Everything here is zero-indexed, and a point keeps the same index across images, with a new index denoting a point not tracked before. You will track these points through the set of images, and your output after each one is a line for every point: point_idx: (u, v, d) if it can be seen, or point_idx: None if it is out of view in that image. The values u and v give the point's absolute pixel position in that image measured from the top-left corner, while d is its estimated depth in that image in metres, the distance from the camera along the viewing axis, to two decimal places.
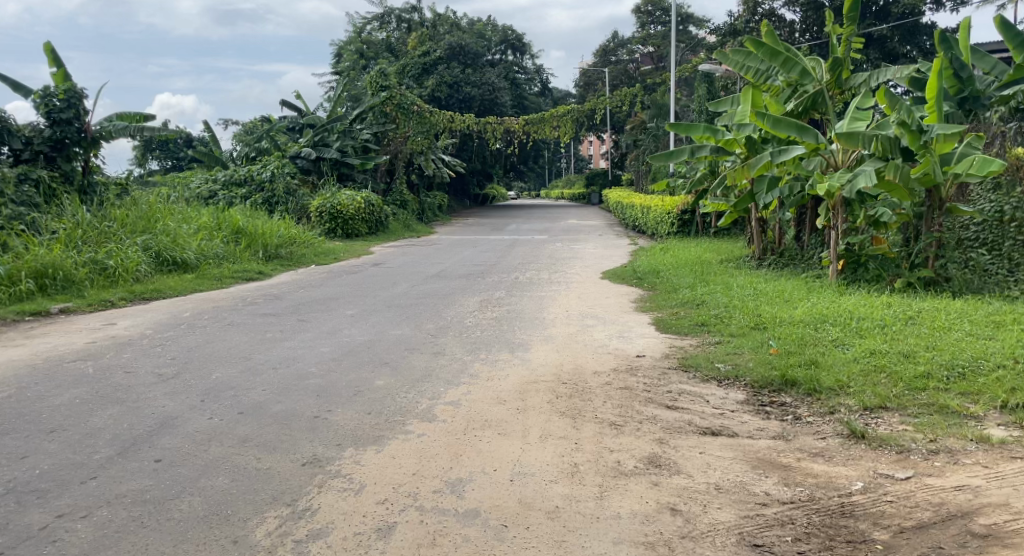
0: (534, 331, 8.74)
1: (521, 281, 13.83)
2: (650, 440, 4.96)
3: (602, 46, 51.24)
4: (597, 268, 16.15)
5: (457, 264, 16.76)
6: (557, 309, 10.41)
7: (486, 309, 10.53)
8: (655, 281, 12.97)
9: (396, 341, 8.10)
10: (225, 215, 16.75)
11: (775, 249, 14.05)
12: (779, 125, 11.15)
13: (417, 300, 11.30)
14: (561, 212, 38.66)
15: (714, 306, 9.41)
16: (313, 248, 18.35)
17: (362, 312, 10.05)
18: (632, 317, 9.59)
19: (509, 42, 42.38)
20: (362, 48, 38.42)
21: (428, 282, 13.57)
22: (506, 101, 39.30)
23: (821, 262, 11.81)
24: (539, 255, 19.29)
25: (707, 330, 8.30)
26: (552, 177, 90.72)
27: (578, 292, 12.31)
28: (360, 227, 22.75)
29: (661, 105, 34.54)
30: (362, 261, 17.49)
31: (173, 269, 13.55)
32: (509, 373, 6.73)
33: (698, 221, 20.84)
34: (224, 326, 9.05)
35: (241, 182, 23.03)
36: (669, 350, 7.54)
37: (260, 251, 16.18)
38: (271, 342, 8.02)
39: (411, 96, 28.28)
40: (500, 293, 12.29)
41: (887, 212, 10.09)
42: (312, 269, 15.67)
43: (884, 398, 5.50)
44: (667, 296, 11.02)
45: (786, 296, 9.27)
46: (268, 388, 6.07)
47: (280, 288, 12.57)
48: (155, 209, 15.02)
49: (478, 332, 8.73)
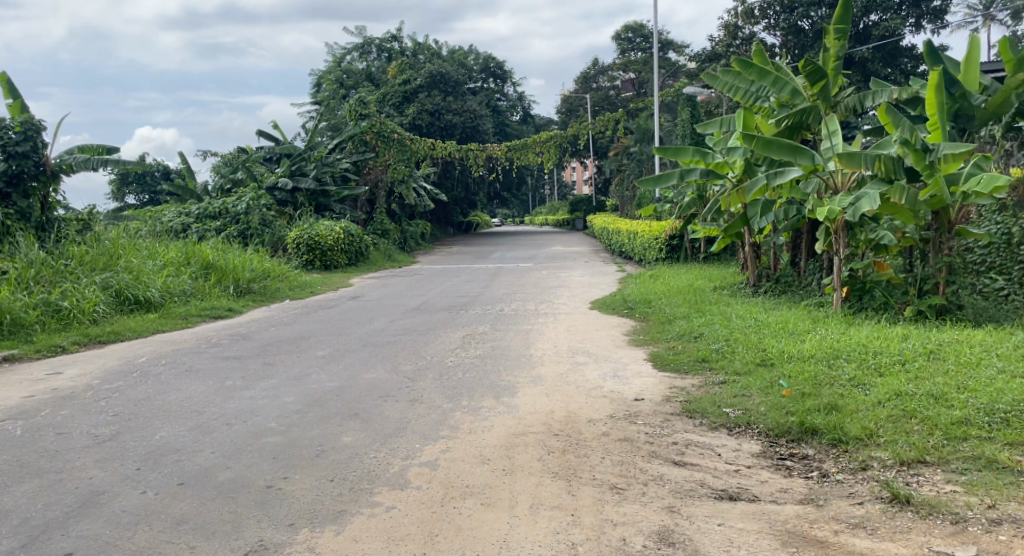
0: (521, 371, 8.05)
1: (507, 313, 13.17)
2: (661, 510, 4.32)
3: (583, 72, 50.66)
4: (585, 297, 15.49)
5: (439, 296, 16.08)
6: (544, 345, 9.72)
7: (469, 346, 9.83)
8: (647, 311, 12.30)
9: (368, 387, 7.39)
10: (195, 249, 16.02)
11: (770, 275, 13.36)
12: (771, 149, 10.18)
13: (394, 337, 10.61)
14: (546, 239, 38.06)
15: (714, 339, 8.74)
16: (290, 281, 17.64)
17: (333, 352, 9.35)
18: (625, 354, 8.91)
19: (490, 70, 41.97)
20: (342, 77, 37.89)
21: (407, 317, 12.87)
22: (488, 128, 38.81)
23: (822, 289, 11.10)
24: (525, 284, 18.62)
25: (709, 368, 7.59)
26: (536, 203, 90.35)
27: (566, 325, 11.63)
28: (339, 259, 22.03)
29: (645, 130, 34.09)
30: (339, 294, 16.78)
31: (134, 308, 12.86)
32: (494, 423, 6.02)
33: (687, 246, 20.22)
34: (181, 373, 8.34)
35: (215, 216, 22.12)
36: (670, 392, 6.84)
37: (232, 286, 15.44)
38: (229, 391, 7.30)
39: (391, 124, 27.72)
40: (483, 326, 11.61)
41: (889, 236, 9.35)
42: (286, 305, 14.96)
43: (922, 450, 4.85)
44: (661, 328, 10.34)
45: (790, 327, 8.60)
46: (217, 450, 5.35)
47: (249, 327, 11.88)
48: (118, 246, 14.30)
49: (460, 373, 8.02)
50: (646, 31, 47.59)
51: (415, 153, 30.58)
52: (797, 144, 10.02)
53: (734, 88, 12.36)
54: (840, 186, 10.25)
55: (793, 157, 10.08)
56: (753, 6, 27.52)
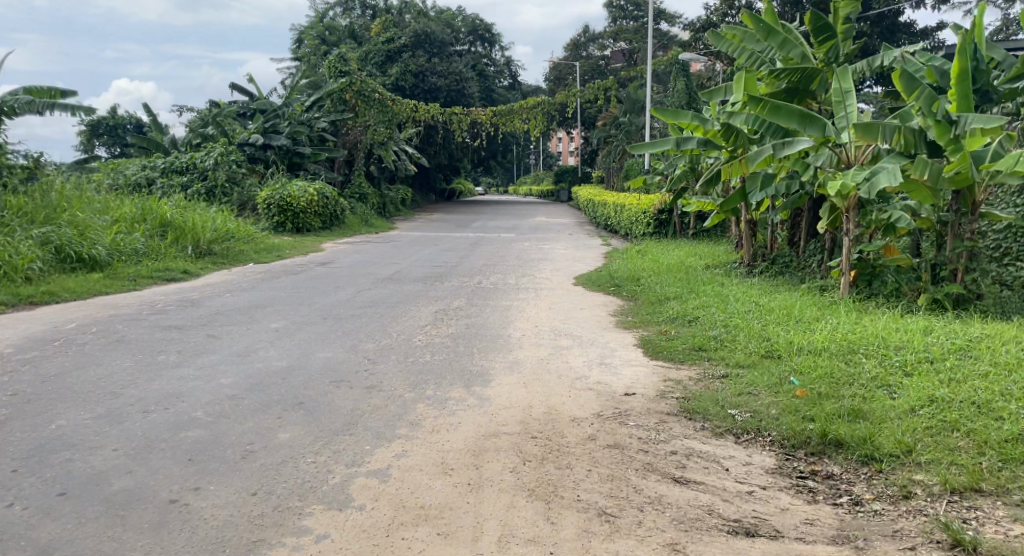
0: (495, 356, 7.19)
1: (484, 286, 12.29)
2: (666, 551, 3.53)
3: (573, 40, 49.49)
4: (568, 272, 14.61)
5: (414, 265, 15.17)
6: (523, 324, 8.86)
7: (441, 322, 8.96)
8: (635, 289, 11.48)
9: (320, 368, 6.49)
10: (152, 205, 14.98)
11: (766, 255, 12.57)
12: (778, 113, 9.34)
13: (359, 309, 9.70)
14: (529, 209, 37.12)
15: (712, 324, 7.90)
16: (256, 243, 16.66)
17: (289, 325, 8.44)
18: (613, 339, 8.06)
19: (478, 32, 40.74)
20: (324, 34, 36.55)
21: (377, 287, 11.96)
22: (473, 92, 37.66)
23: (826, 273, 10.25)
24: (506, 255, 17.73)
25: (707, 359, 6.69)
26: (521, 173, 89.18)
27: (548, 302, 10.77)
28: (312, 221, 20.93)
29: (634, 101, 33.11)
30: (307, 259, 15.82)
31: (77, 267, 11.88)
32: (461, 420, 5.14)
33: (677, 221, 19.36)
34: (111, 344, 7.40)
35: (183, 171, 21.04)
36: (664, 387, 5.97)
37: (190, 246, 14.43)
38: (159, 369, 6.41)
39: (372, 83, 26.51)
40: (457, 301, 10.73)
41: (904, 217, 8.49)
42: (248, 268, 13.99)
43: (976, 475, 4.03)
44: (652, 311, 9.52)
45: (796, 313, 7.80)
46: (122, 448, 4.48)
47: (203, 291, 10.93)
48: (64, 198, 13.28)
49: (427, 355, 7.14)
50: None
51: (397, 114, 29.47)
52: (804, 111, 9.24)
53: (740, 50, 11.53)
54: (855, 159, 9.36)
55: (801, 125, 9.27)
56: None
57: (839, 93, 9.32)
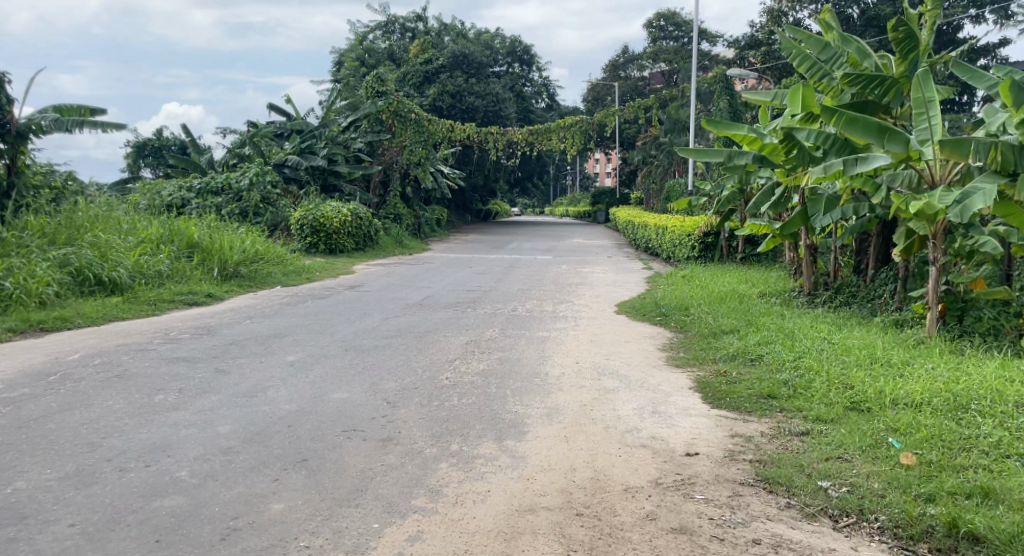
0: (532, 400, 6.30)
1: (521, 314, 11.44)
2: None
3: (612, 61, 48.84)
4: (610, 298, 13.72)
5: (447, 289, 14.36)
6: (563, 361, 7.97)
7: (474, 357, 8.10)
8: (686, 319, 10.67)
9: (332, 413, 5.67)
10: (179, 225, 14.21)
11: (829, 284, 11.93)
12: (852, 126, 8.59)
13: (385, 340, 8.86)
14: (565, 231, 36.29)
15: (782, 368, 7.06)
16: (287, 265, 15.89)
17: (306, 358, 7.60)
18: (664, 380, 7.16)
19: (517, 55, 40.07)
20: (363, 57, 36.10)
21: (407, 314, 11.12)
22: (511, 112, 37.02)
23: (910, 306, 9.42)
24: (543, 279, 16.86)
25: (781, 411, 5.83)
26: (557, 193, 88.36)
27: (590, 334, 9.87)
28: (345, 242, 20.23)
29: (675, 120, 32.40)
30: (338, 282, 15.05)
31: (97, 290, 11.17)
32: (489, 486, 4.31)
33: (723, 244, 18.41)
34: (108, 379, 6.58)
35: (217, 192, 20.41)
36: (732, 445, 5.10)
37: (216, 267, 13.56)
38: (151, 410, 5.60)
39: (409, 103, 25.83)
40: (493, 331, 9.86)
41: (992, 244, 7.71)
42: (277, 292, 13.21)
43: None
44: (708, 347, 8.68)
45: (877, 356, 6.96)
46: (80, 524, 3.79)
47: (226, 316, 10.07)
48: (87, 218, 12.61)
49: (456, 397, 6.29)
50: (679, 19, 45.63)
51: (433, 135, 28.88)
52: (884, 124, 8.49)
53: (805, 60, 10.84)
54: (941, 177, 8.57)
55: (880, 139, 8.52)
56: None
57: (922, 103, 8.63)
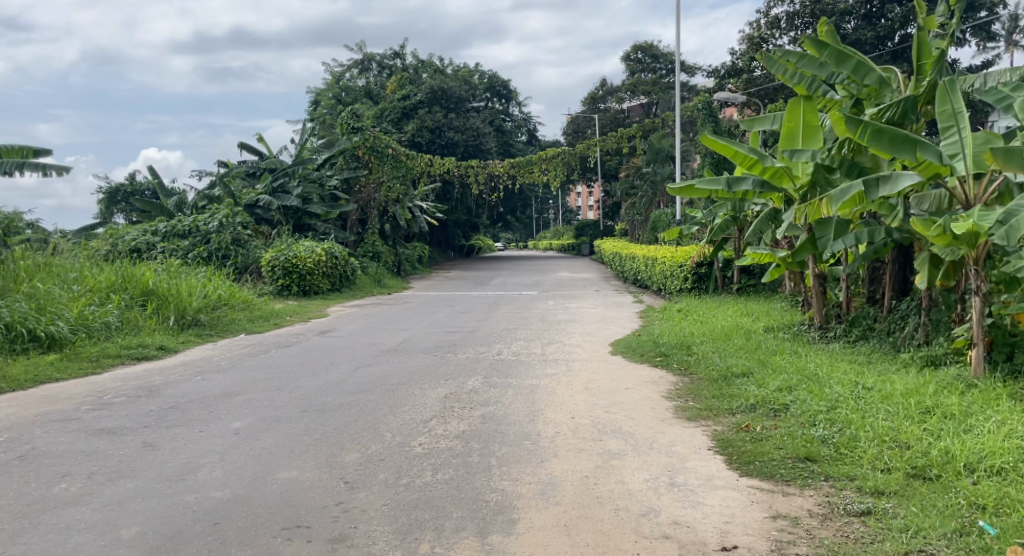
0: (524, 472, 5.21)
1: (508, 358, 10.37)
2: None
3: (591, 94, 48.28)
4: (603, 337, 12.69)
5: (428, 332, 13.23)
6: (557, 417, 6.89)
7: (454, 413, 7.03)
8: (691, 361, 9.70)
9: (276, 500, 4.60)
10: (135, 269, 12.75)
11: (842, 317, 11.04)
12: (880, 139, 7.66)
13: (353, 396, 7.72)
14: (549, 264, 35.28)
15: (815, 421, 6.08)
16: (255, 310, 14.63)
17: (257, 421, 6.44)
18: (676, 440, 6.11)
19: (495, 89, 39.35)
20: (340, 95, 35.15)
21: (380, 363, 9.97)
22: (492, 147, 36.19)
23: (944, 342, 8.56)
24: (530, 317, 15.78)
25: (827, 480, 4.86)
26: (540, 228, 87.49)
27: (586, 380, 8.77)
28: (320, 283, 19.02)
29: (658, 150, 31.76)
30: (308, 327, 13.82)
31: (30, 347, 9.87)
32: None
33: (717, 274, 17.47)
34: (5, 459, 5.39)
35: (184, 235, 19.08)
36: (779, 534, 4.18)
37: (172, 317, 12.05)
38: (45, 504, 4.47)
39: (385, 139, 24.90)
40: (476, 380, 8.75)
41: None
42: (239, 340, 11.94)
43: None
44: (721, 395, 7.68)
45: (926, 407, 5.99)
46: None
47: (175, 372, 8.82)
48: (24, 268, 11.32)
49: (431, 470, 5.24)
50: (657, 51, 45.23)
51: (412, 170, 27.91)
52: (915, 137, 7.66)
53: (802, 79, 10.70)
54: (975, 197, 7.69)
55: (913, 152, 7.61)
56: (777, 18, 26.53)
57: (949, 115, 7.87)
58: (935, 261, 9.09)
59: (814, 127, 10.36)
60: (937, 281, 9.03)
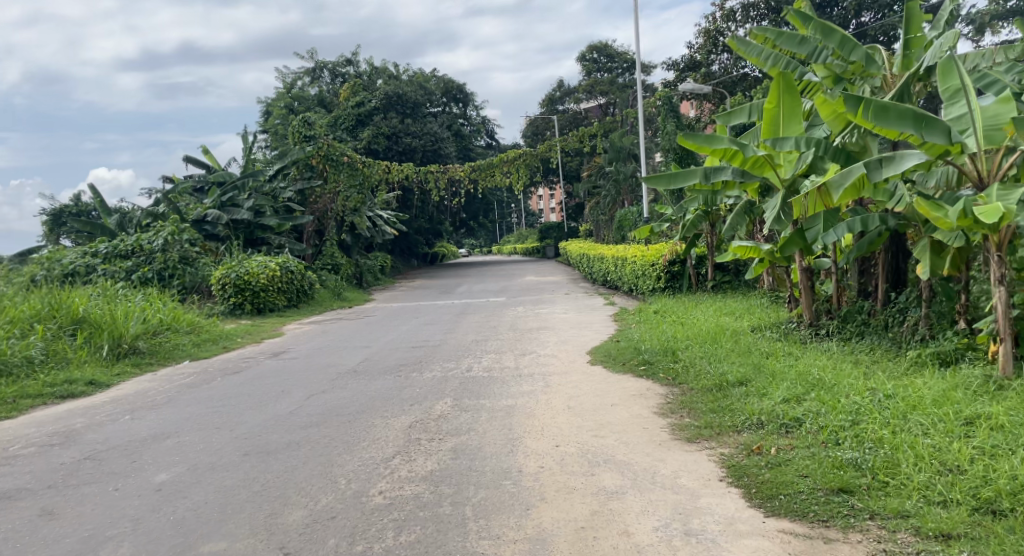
0: (505, 527, 4.35)
1: (478, 375, 9.47)
2: None
3: (548, 95, 47.52)
4: (579, 344, 11.83)
5: (390, 348, 12.27)
6: (539, 447, 6.00)
7: (420, 449, 6.09)
8: (679, 368, 8.84)
9: None
10: (64, 296, 11.64)
11: (833, 313, 10.24)
12: (887, 116, 6.86)
13: (303, 433, 6.77)
14: (515, 268, 34.42)
15: (839, 440, 5.25)
16: (202, 333, 13.56)
17: (186, 471, 5.48)
18: (680, 469, 5.24)
19: (452, 93, 38.44)
20: (292, 104, 34.02)
21: (337, 388, 9.00)
22: (451, 151, 35.24)
23: (956, 337, 7.82)
24: (500, 325, 14.89)
25: (874, 520, 4.20)
26: (502, 233, 86.84)
27: (566, 397, 7.88)
28: (275, 300, 17.93)
29: (620, 148, 31.05)
30: (260, 350, 12.80)
31: None
32: None
33: (691, 272, 16.69)
34: None
35: (127, 255, 17.89)
36: None
37: (106, 347, 10.98)
38: None
39: (340, 146, 23.85)
40: (444, 404, 7.83)
41: None
42: (181, 370, 10.91)
43: None
44: (720, 409, 6.82)
45: (965, 417, 5.20)
46: None
47: (101, 411, 7.79)
48: None
49: (393, 533, 4.34)
50: (612, 50, 44.70)
51: (370, 177, 26.89)
52: (922, 113, 6.85)
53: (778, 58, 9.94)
54: (988, 174, 6.94)
55: (921, 130, 6.84)
56: (733, 10, 25.99)
57: (951, 91, 7.18)
58: (937, 249, 8.33)
59: (795, 110, 9.40)
60: (943, 270, 8.23)
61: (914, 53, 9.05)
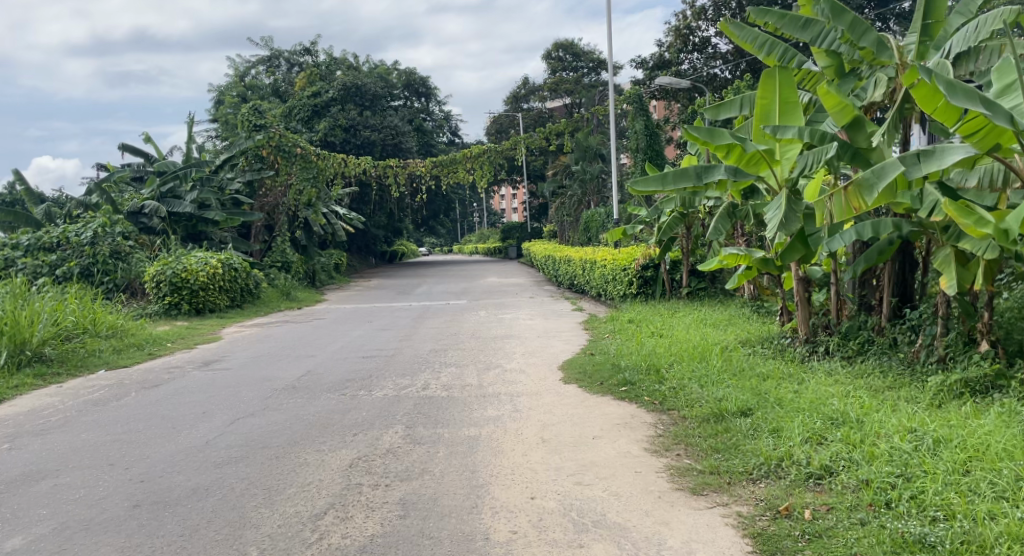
0: None
1: (432, 394, 8.32)
2: None
3: (513, 91, 46.25)
4: (546, 356, 10.72)
5: (334, 358, 11.13)
6: (509, 499, 4.92)
7: (357, 502, 5.00)
8: (667, 392, 7.70)
9: None
10: None
11: (834, 327, 8.91)
12: (954, 91, 5.82)
13: (216, 474, 5.68)
14: (478, 269, 33.19)
15: (894, 505, 4.19)
16: (126, 337, 12.30)
17: (50, 534, 4.77)
18: (693, 542, 4.22)
19: (413, 86, 37.11)
20: (244, 93, 32.51)
21: (270, 409, 7.84)
22: (412, 145, 33.90)
23: (988, 363, 6.75)
24: (459, 332, 13.74)
25: None
26: (465, 232, 85.47)
27: (539, 427, 6.73)
28: (215, 299, 16.54)
29: (586, 147, 30.00)
30: (189, 357, 11.60)
31: None
32: None
33: (664, 278, 15.60)
34: None
35: (52, 248, 16.38)
36: None
37: (3, 355, 9.84)
38: None
39: (293, 137, 22.38)
40: (393, 433, 6.66)
41: None
42: (93, 382, 9.70)
43: None
44: (725, 447, 5.69)
45: None
46: None
47: None
48: None
49: None
50: (578, 49, 43.72)
51: (325, 170, 25.53)
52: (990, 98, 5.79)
53: (776, 46, 8.78)
54: None
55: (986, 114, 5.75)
56: (704, 7, 25.04)
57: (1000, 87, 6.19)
58: (961, 260, 7.16)
59: (791, 104, 8.26)
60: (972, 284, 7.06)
61: (935, 42, 7.78)
